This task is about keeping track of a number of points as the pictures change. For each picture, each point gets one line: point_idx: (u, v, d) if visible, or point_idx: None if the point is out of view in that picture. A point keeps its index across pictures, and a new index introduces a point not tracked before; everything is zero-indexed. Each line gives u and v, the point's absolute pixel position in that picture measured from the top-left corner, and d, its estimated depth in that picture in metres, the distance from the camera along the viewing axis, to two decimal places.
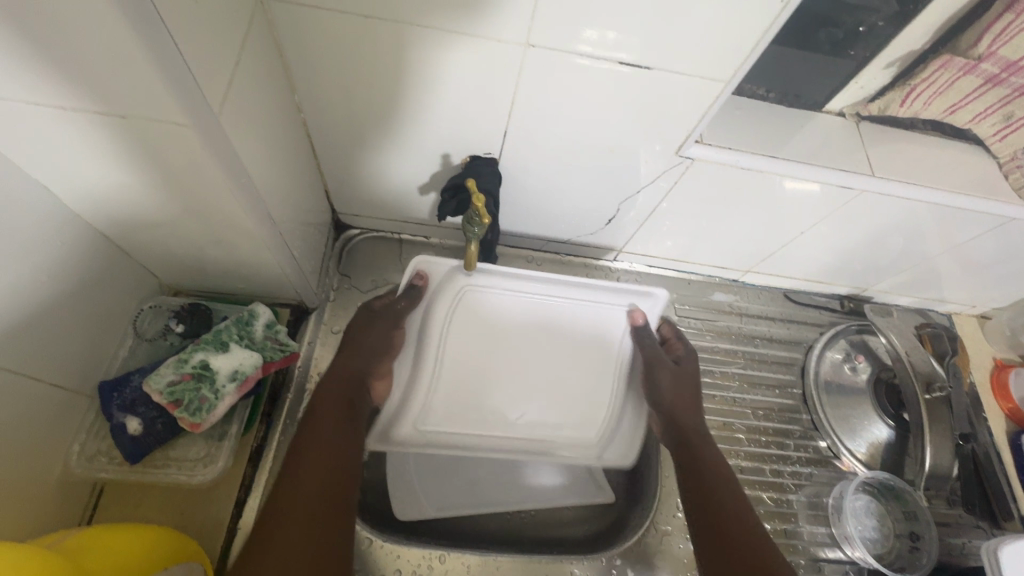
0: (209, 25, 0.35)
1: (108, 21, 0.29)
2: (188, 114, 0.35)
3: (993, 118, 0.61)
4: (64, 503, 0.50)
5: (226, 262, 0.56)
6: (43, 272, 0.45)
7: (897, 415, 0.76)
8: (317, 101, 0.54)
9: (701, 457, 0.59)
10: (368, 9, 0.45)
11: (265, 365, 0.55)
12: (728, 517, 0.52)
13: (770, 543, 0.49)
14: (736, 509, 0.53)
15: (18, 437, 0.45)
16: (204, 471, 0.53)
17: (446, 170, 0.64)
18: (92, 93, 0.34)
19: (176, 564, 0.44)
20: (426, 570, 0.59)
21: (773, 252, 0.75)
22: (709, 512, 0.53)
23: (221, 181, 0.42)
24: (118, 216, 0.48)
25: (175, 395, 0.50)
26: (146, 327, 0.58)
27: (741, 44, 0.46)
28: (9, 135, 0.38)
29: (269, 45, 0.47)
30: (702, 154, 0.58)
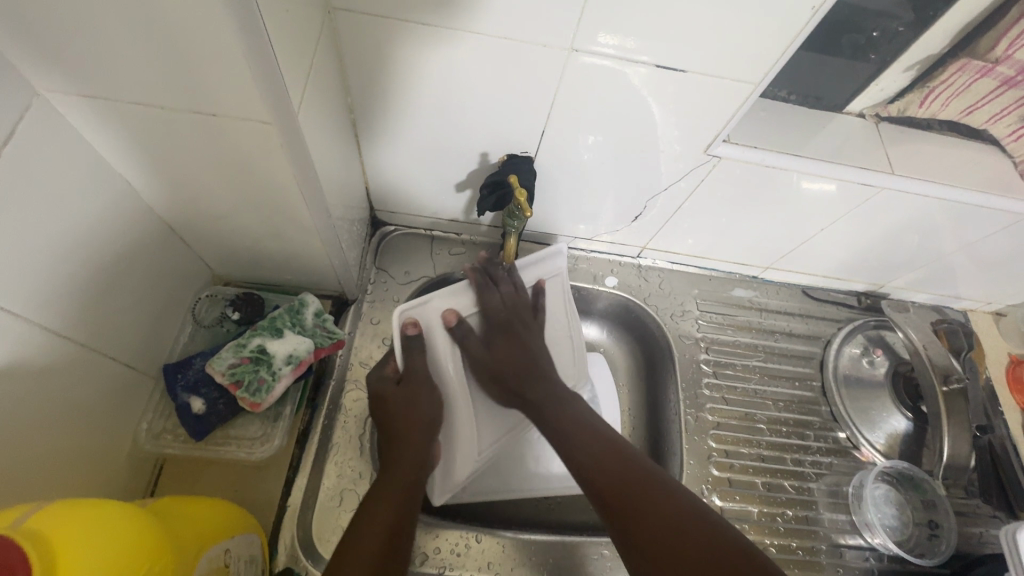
0: (293, 34, 0.39)
1: (221, 30, 0.33)
2: (273, 112, 0.39)
3: (1008, 118, 0.63)
4: (131, 475, 0.54)
5: (280, 255, 0.59)
6: (122, 258, 0.49)
7: (914, 407, 0.78)
8: (365, 103, 0.58)
9: (602, 449, 0.53)
10: (419, 16, 0.48)
11: (316, 351, 0.59)
12: (648, 521, 0.46)
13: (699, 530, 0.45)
14: (656, 510, 0.47)
15: (97, 410, 0.49)
16: (262, 448, 0.58)
17: (482, 168, 0.67)
18: (189, 94, 0.38)
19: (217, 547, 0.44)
20: (463, 549, 0.62)
21: (793, 249, 0.78)
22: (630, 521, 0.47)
23: (290, 175, 0.45)
24: (188, 210, 0.52)
25: (235, 375, 0.55)
26: (204, 314, 0.62)
27: (769, 48, 0.49)
28: (109, 132, 0.43)
29: (330, 51, 0.51)
30: (728, 153, 0.61)
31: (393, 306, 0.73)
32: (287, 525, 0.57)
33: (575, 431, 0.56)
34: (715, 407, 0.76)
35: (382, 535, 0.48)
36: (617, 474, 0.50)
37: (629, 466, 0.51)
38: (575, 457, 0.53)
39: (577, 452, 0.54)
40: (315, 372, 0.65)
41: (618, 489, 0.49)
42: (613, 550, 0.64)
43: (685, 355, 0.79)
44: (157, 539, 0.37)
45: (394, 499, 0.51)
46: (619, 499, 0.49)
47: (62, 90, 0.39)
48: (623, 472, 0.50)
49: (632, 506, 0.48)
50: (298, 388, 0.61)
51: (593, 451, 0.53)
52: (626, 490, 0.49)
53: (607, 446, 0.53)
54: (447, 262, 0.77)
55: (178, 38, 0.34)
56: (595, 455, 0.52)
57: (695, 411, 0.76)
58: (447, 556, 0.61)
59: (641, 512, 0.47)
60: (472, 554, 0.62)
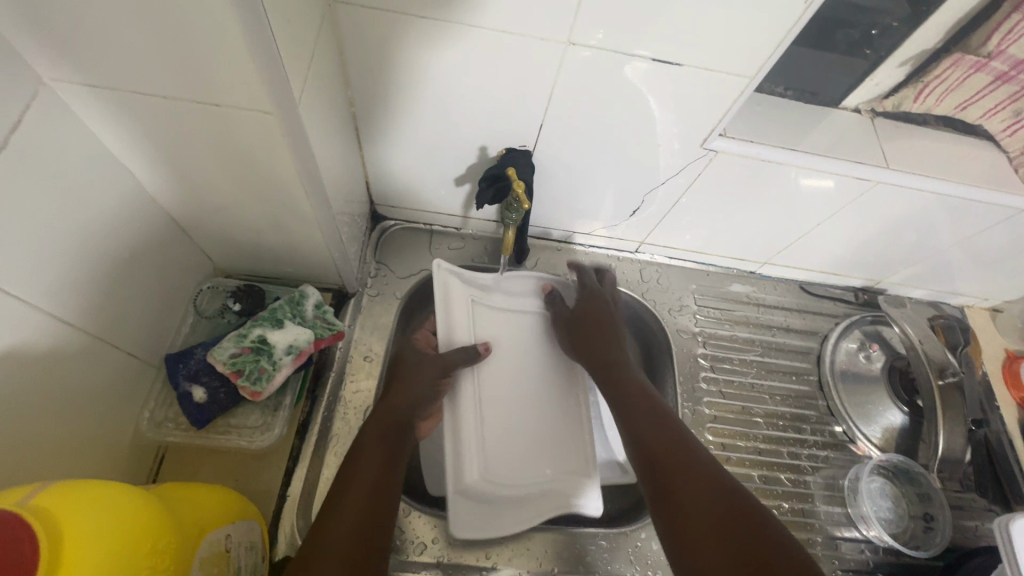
0: (293, 26, 0.40)
1: (222, 19, 0.34)
2: (275, 104, 0.40)
3: (1003, 113, 0.64)
4: (133, 463, 0.55)
5: (280, 247, 0.60)
6: (126, 249, 0.50)
7: (911, 402, 0.78)
8: (366, 97, 0.58)
9: (652, 417, 0.57)
10: (419, 10, 0.49)
11: (316, 341, 0.60)
12: (694, 495, 0.48)
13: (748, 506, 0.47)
14: (703, 483, 0.49)
15: (100, 397, 0.50)
16: (262, 437, 0.58)
17: (481, 162, 0.68)
18: (191, 85, 0.39)
19: (216, 532, 0.45)
20: (462, 539, 0.62)
21: (790, 244, 0.78)
22: (673, 498, 0.49)
23: (292, 166, 0.46)
24: (191, 201, 0.52)
25: (236, 365, 0.56)
26: (205, 306, 0.63)
27: (763, 41, 0.50)
28: (114, 123, 0.43)
29: (331, 44, 0.51)
30: (725, 147, 0.61)
31: (391, 299, 0.73)
32: (287, 513, 0.57)
33: (635, 399, 0.59)
34: (713, 401, 0.77)
35: (352, 532, 0.47)
36: (666, 450, 0.53)
37: (682, 445, 0.53)
38: (624, 418, 0.58)
39: (634, 417, 0.57)
40: (315, 364, 0.65)
41: (665, 459, 0.52)
42: (610, 541, 0.65)
43: (683, 349, 0.80)
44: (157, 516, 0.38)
45: (387, 492, 0.52)
46: (667, 472, 0.51)
47: (65, 78, 0.39)
48: (672, 446, 0.53)
49: (676, 475, 0.51)
50: (299, 379, 0.62)
51: (648, 424, 0.56)
52: (672, 466, 0.51)
53: (656, 414, 0.57)
54: (446, 256, 0.78)
55: (181, 26, 0.34)
56: (643, 427, 0.56)
57: (692, 404, 0.76)
58: (445, 547, 0.61)
59: (682, 485, 0.50)
60: (471, 543, 0.62)
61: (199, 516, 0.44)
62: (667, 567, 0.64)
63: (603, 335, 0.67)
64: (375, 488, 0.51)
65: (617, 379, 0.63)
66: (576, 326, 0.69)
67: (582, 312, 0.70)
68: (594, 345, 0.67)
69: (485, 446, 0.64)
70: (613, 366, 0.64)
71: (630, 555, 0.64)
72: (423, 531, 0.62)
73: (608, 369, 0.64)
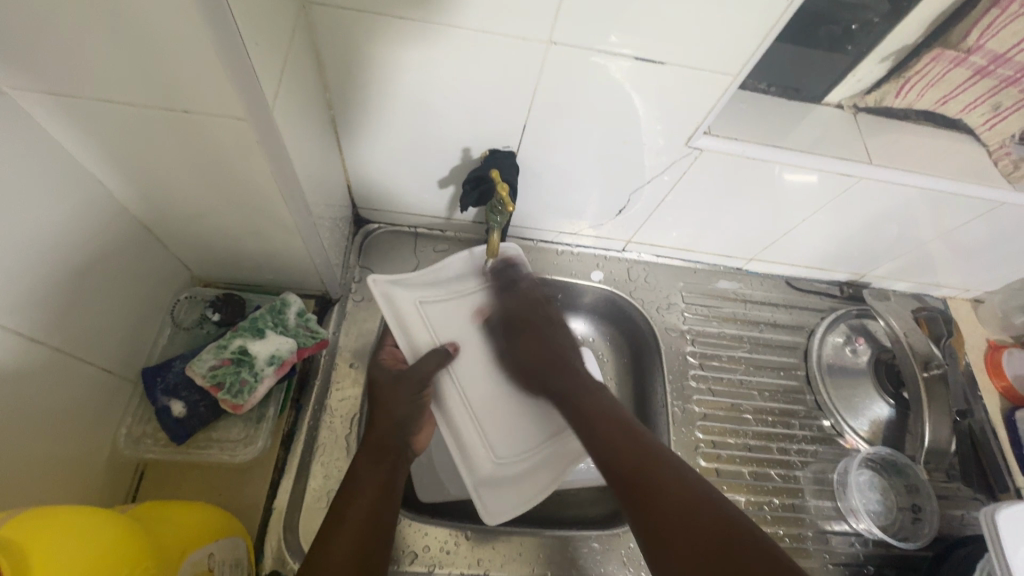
0: (265, 29, 0.38)
1: (188, 25, 0.32)
2: (247, 110, 0.39)
3: (982, 108, 0.65)
4: (112, 481, 0.54)
5: (260, 255, 0.59)
6: (97, 261, 0.48)
7: (896, 393, 0.79)
8: (345, 99, 0.57)
9: (615, 421, 0.56)
10: (397, 10, 0.48)
11: (299, 351, 0.58)
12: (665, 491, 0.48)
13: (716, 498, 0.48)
14: (673, 484, 0.49)
15: (73, 415, 0.48)
16: (245, 451, 0.57)
17: (464, 164, 0.67)
18: (158, 92, 0.38)
19: (194, 552, 0.43)
20: (453, 547, 0.61)
21: (774, 241, 0.79)
22: (648, 503, 0.48)
23: (267, 172, 0.45)
24: (167, 211, 0.51)
25: (217, 377, 0.54)
26: (183, 317, 0.61)
27: (746, 39, 0.50)
28: (80, 132, 0.42)
29: (308, 47, 0.50)
30: (710, 145, 0.61)
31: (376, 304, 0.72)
32: (273, 527, 0.56)
33: (599, 412, 0.58)
34: (702, 399, 0.77)
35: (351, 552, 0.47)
36: (636, 470, 0.51)
37: (651, 453, 0.52)
38: (588, 436, 0.56)
39: (597, 433, 0.56)
40: (298, 373, 0.64)
41: (646, 485, 0.49)
42: (603, 543, 0.64)
43: (672, 347, 0.80)
44: (128, 538, 0.37)
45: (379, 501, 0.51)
46: (638, 483, 0.50)
47: (25, 86, 0.38)
48: (649, 468, 0.51)
49: (648, 479, 0.50)
50: (282, 389, 0.61)
51: (613, 435, 0.54)
52: (651, 491, 0.49)
53: (619, 418, 0.56)
54: (431, 258, 0.77)
55: (145, 32, 0.33)
56: (610, 433, 0.55)
57: (682, 402, 0.76)
58: (436, 554, 0.61)
59: (657, 486, 0.49)
60: (461, 551, 0.61)
61: (175, 535, 0.43)
62: None
63: (545, 364, 0.65)
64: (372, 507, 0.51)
65: (578, 398, 0.61)
66: (529, 350, 0.66)
67: (526, 346, 0.67)
68: (551, 370, 0.64)
69: (483, 438, 0.65)
70: (572, 392, 0.61)
71: (622, 556, 0.64)
72: (413, 539, 0.61)
73: (568, 394, 0.62)
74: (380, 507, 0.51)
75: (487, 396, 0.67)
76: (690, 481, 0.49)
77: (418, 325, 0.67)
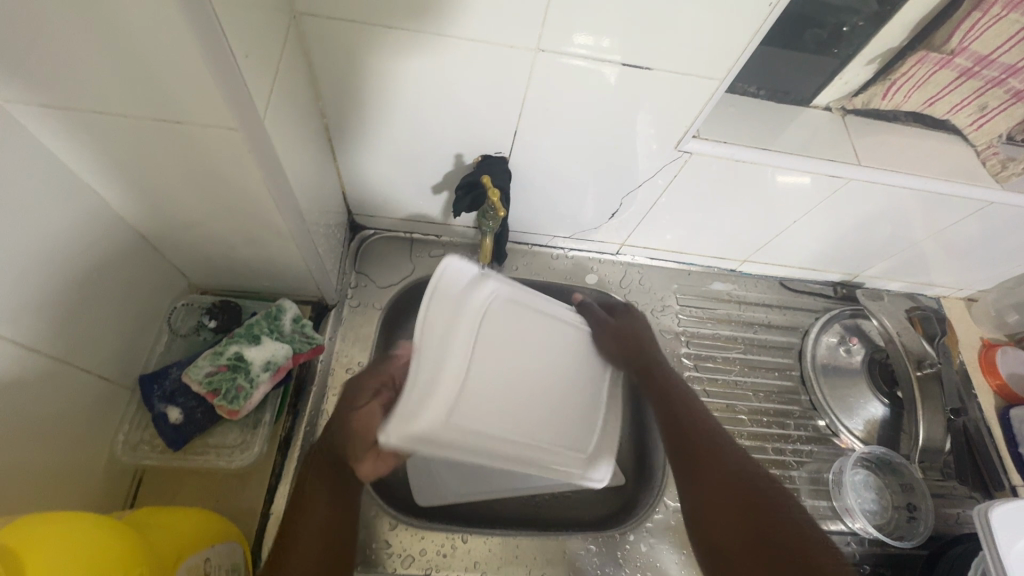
0: (255, 40, 0.39)
1: (179, 37, 0.33)
2: (239, 120, 0.39)
3: (970, 108, 0.65)
4: (109, 487, 0.54)
5: (256, 262, 0.59)
6: (93, 270, 0.49)
7: (891, 393, 0.80)
8: (340, 107, 0.58)
9: (689, 408, 0.68)
10: (390, 21, 0.48)
11: (294, 356, 0.59)
12: (721, 479, 0.61)
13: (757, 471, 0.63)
14: (726, 478, 0.61)
15: (71, 423, 0.49)
16: (241, 456, 0.57)
17: (458, 170, 0.67)
18: (151, 102, 0.38)
19: (186, 559, 0.43)
20: (448, 550, 0.62)
21: (767, 242, 0.79)
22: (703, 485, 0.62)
23: (260, 179, 0.45)
24: (163, 219, 0.52)
25: (213, 384, 0.55)
26: (180, 324, 0.62)
27: (732, 44, 0.50)
28: (76, 142, 0.43)
29: (301, 57, 0.51)
30: (699, 149, 0.61)
31: (372, 310, 0.73)
32: (270, 532, 0.56)
33: (676, 402, 0.68)
34: None
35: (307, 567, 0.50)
36: (692, 452, 0.64)
37: (715, 442, 0.65)
38: (664, 411, 0.69)
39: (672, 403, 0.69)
40: (295, 379, 0.64)
41: (700, 461, 0.63)
42: (598, 546, 0.64)
43: (667, 349, 0.80)
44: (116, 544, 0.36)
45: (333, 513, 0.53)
46: (699, 461, 0.63)
47: (22, 99, 0.38)
48: (709, 449, 0.64)
49: (705, 459, 0.63)
50: (278, 395, 0.61)
51: (687, 429, 0.66)
52: (707, 459, 0.63)
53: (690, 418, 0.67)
54: (426, 264, 0.78)
55: (135, 43, 0.34)
56: (683, 421, 0.67)
57: None
58: (432, 558, 0.61)
59: (717, 470, 0.62)
60: (456, 554, 0.61)
61: (167, 543, 0.43)
62: (655, 567, 0.64)
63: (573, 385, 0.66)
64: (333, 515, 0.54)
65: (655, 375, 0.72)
66: (612, 342, 0.73)
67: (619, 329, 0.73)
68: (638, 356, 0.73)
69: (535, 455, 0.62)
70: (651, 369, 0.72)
71: (618, 558, 0.64)
72: (408, 543, 0.61)
73: (648, 372, 0.72)
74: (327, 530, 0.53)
75: (540, 404, 0.64)
76: (729, 451, 0.64)
77: (454, 403, 0.57)
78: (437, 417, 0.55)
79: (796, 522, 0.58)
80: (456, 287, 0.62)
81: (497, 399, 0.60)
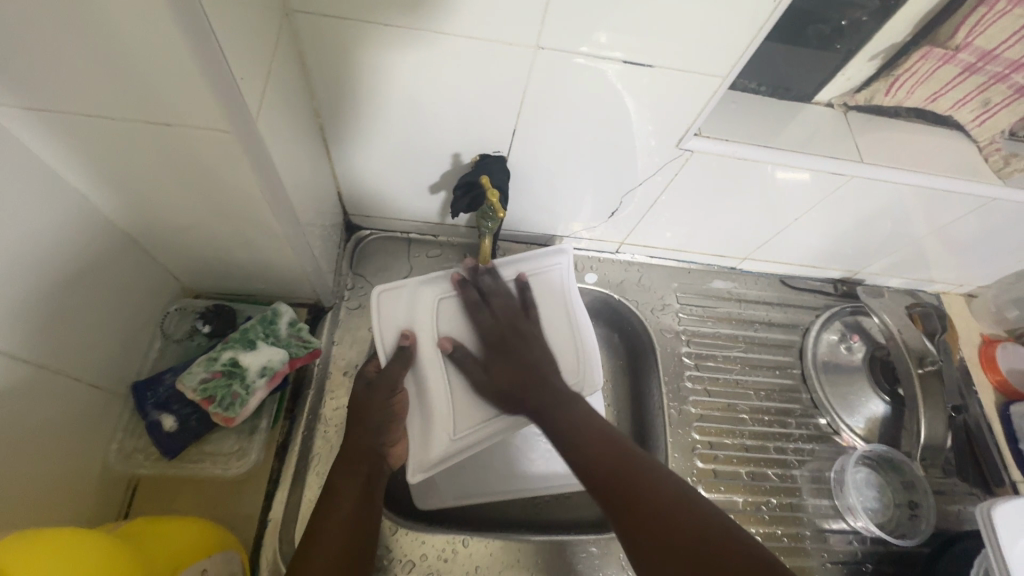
0: (245, 39, 0.38)
1: (168, 38, 0.32)
2: (231, 122, 0.38)
3: (972, 104, 0.64)
4: (104, 498, 0.53)
5: (250, 265, 0.58)
6: (82, 276, 0.48)
7: (892, 391, 0.79)
8: (333, 105, 0.57)
9: (631, 454, 0.53)
10: (381, 16, 0.47)
11: (290, 361, 0.58)
12: (647, 495, 0.49)
13: (696, 501, 0.49)
14: (654, 486, 0.50)
15: (63, 433, 0.48)
16: (238, 463, 0.57)
17: (455, 169, 0.66)
18: (139, 104, 0.37)
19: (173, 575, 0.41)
20: (450, 555, 0.61)
21: (769, 239, 0.78)
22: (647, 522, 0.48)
23: (253, 181, 0.44)
24: (153, 223, 0.50)
25: (208, 391, 0.54)
26: (173, 329, 0.61)
27: (734, 41, 0.49)
28: (61, 147, 0.41)
29: (293, 56, 0.50)
30: (700, 146, 0.61)
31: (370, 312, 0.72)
32: (269, 540, 0.56)
33: (581, 428, 0.56)
34: (699, 400, 0.77)
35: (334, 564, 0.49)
36: (615, 474, 0.51)
37: (630, 461, 0.52)
38: (569, 440, 0.55)
39: (578, 444, 0.54)
40: (292, 384, 0.64)
41: (622, 489, 0.50)
42: (601, 547, 0.64)
43: (667, 348, 0.79)
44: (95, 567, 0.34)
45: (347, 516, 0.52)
46: (620, 484, 0.51)
47: (5, 102, 0.37)
48: (619, 464, 0.52)
49: (637, 494, 0.49)
50: (275, 400, 0.60)
51: (572, 422, 0.56)
52: (639, 501, 0.49)
53: (603, 434, 0.55)
54: (424, 264, 0.77)
55: (119, 43, 0.32)
56: (596, 445, 0.54)
57: (678, 404, 0.76)
58: (434, 562, 0.60)
59: (643, 492, 0.49)
60: (458, 559, 0.61)
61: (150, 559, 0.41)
62: None
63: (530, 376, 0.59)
64: (351, 524, 0.52)
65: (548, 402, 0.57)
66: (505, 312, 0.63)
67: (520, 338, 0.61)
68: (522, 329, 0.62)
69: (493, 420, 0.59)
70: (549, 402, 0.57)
71: (621, 561, 0.64)
72: (411, 548, 0.61)
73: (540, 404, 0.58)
74: (359, 517, 0.53)
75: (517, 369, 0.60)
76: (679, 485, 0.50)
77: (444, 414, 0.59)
78: (443, 439, 0.58)
79: (735, 536, 0.46)
80: (400, 316, 0.63)
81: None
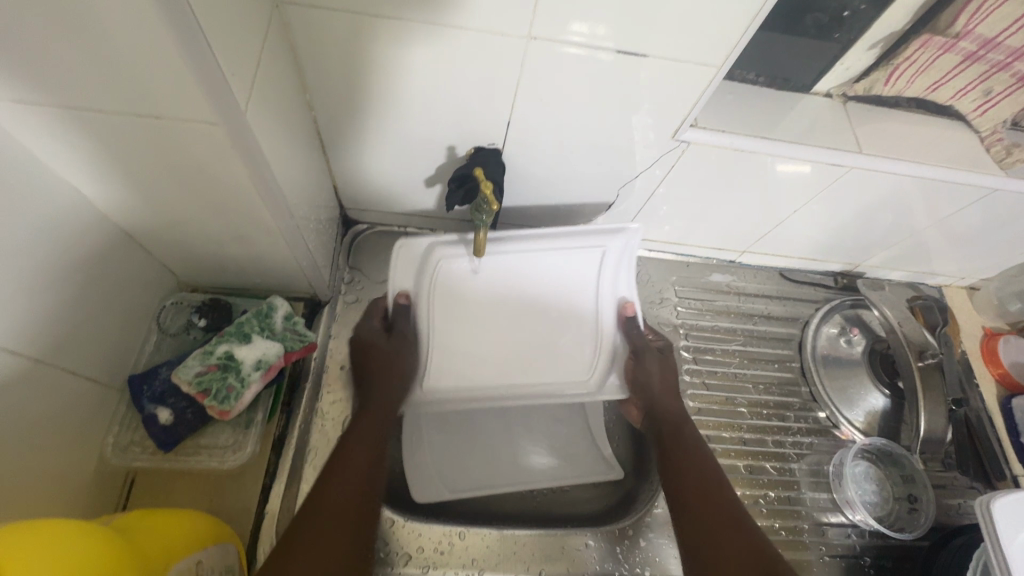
0: (233, 31, 0.38)
1: (151, 28, 0.32)
2: (219, 114, 0.38)
3: (974, 93, 0.64)
4: (100, 491, 0.53)
5: (245, 259, 0.58)
6: (76, 270, 0.48)
7: (891, 383, 0.79)
8: (327, 98, 0.56)
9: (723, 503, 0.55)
10: (374, 8, 0.47)
11: (286, 354, 0.58)
12: (740, 528, 0.52)
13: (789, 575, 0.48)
14: (742, 533, 0.52)
15: (58, 427, 0.48)
16: (234, 457, 0.57)
17: (450, 162, 0.66)
18: (125, 95, 0.37)
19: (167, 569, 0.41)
20: (446, 547, 0.61)
21: (768, 232, 0.78)
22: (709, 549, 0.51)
23: (245, 174, 0.44)
24: (147, 217, 0.50)
25: (203, 385, 0.54)
26: (169, 322, 0.61)
27: (730, 31, 0.49)
28: (51, 141, 0.41)
29: (284, 47, 0.49)
30: (697, 137, 0.60)
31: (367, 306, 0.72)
32: (265, 533, 0.56)
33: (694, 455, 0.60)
34: (696, 393, 0.77)
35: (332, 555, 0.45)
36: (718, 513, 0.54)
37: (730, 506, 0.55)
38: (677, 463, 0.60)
39: (685, 459, 0.60)
40: (288, 377, 0.64)
41: (700, 507, 0.55)
42: (597, 541, 0.64)
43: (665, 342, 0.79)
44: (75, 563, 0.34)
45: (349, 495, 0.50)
46: (696, 508, 0.55)
47: None
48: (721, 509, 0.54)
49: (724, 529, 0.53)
50: (270, 394, 0.60)
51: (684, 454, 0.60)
52: (714, 532, 0.52)
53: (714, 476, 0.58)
54: None
55: (102, 33, 0.32)
56: (685, 465, 0.59)
57: None
58: (430, 555, 0.61)
59: (733, 527, 0.52)
60: (455, 551, 0.61)
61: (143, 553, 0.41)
62: (655, 563, 0.64)
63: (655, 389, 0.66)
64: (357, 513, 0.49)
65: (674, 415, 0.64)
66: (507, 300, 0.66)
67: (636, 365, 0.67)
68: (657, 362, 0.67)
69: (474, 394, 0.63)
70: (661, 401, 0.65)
71: (617, 554, 0.64)
72: (407, 540, 0.61)
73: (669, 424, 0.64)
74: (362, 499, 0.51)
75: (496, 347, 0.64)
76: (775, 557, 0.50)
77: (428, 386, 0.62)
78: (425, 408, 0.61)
79: None
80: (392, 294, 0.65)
81: (490, 338, 0.65)
